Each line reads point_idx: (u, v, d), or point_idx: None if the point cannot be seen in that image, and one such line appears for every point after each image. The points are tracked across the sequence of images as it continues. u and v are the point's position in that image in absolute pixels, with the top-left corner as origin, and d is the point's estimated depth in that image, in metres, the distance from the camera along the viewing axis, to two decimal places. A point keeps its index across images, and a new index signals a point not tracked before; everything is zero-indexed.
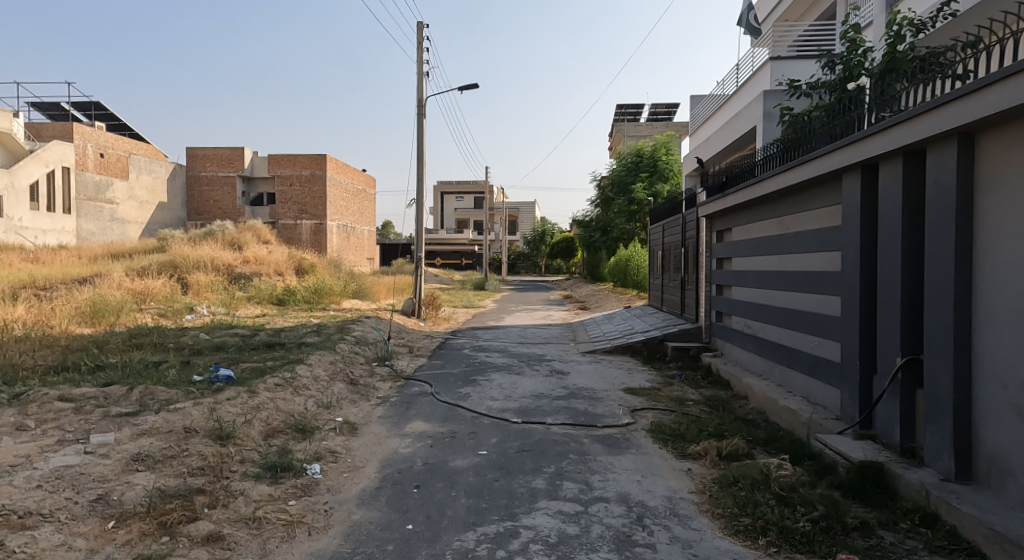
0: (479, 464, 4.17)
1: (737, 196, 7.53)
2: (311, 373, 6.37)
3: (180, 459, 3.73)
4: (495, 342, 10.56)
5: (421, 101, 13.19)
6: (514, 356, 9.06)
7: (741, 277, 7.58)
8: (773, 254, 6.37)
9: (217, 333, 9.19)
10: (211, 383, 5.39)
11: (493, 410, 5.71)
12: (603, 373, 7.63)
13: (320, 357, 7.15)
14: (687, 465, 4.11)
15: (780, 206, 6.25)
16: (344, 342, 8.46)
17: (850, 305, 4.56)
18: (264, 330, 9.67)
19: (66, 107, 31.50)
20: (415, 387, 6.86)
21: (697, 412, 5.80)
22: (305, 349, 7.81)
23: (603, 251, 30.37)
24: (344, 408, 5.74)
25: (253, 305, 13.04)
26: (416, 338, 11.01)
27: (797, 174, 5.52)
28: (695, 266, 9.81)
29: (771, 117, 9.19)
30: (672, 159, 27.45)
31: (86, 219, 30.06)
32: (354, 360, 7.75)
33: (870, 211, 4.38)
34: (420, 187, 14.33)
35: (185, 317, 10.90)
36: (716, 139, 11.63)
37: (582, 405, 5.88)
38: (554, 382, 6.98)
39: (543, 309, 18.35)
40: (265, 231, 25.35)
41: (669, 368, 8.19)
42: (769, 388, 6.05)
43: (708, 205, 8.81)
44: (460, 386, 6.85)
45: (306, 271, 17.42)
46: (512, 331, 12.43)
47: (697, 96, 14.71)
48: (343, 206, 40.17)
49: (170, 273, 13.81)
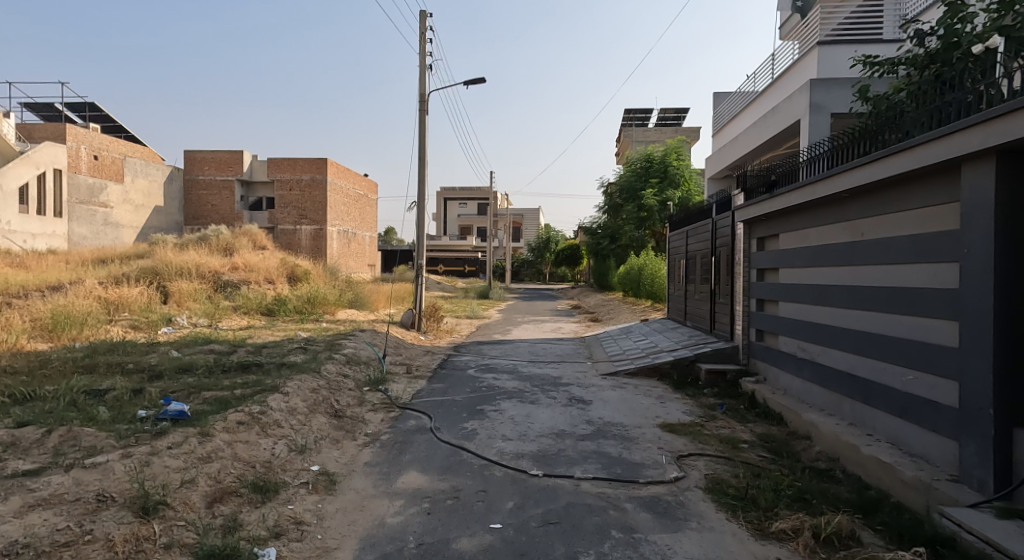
0: (492, 549, 3.08)
1: (787, 198, 6.52)
2: (286, 405, 5.28)
3: (77, 550, 2.66)
4: (503, 360, 9.49)
5: (423, 95, 12.16)
6: (526, 378, 7.96)
7: (790, 291, 6.60)
8: (844, 265, 5.37)
9: (190, 350, 8.11)
10: (156, 421, 4.32)
11: (505, 457, 4.62)
12: (631, 403, 6.54)
13: (300, 383, 6.05)
14: (773, 553, 3.03)
15: (854, 208, 5.24)
16: (331, 363, 7.39)
17: (976, 334, 3.52)
18: (244, 347, 8.59)
19: (59, 107, 30.54)
20: (411, 420, 5.76)
21: (756, 459, 4.70)
22: (285, 371, 6.73)
23: (612, 260, 29.25)
24: (322, 451, 4.67)
25: (239, 316, 11.99)
26: (415, 355, 9.90)
27: (886, 168, 4.53)
28: (729, 276, 8.74)
29: (818, 110, 8.10)
30: (684, 165, 26.16)
31: (78, 223, 29.10)
32: (341, 385, 6.65)
33: (1007, 208, 3.37)
34: (421, 190, 13.25)
35: (161, 329, 9.87)
36: (748, 137, 10.61)
37: (614, 449, 4.79)
38: (576, 415, 5.89)
39: (551, 321, 17.27)
40: (260, 236, 24.40)
41: (705, 396, 7.09)
42: (842, 428, 5.00)
43: (748, 209, 7.77)
44: (465, 420, 5.76)
45: (300, 278, 16.36)
46: (520, 346, 11.36)
47: (721, 93, 13.71)
48: (344, 211, 39.26)
49: (151, 279, 12.78)
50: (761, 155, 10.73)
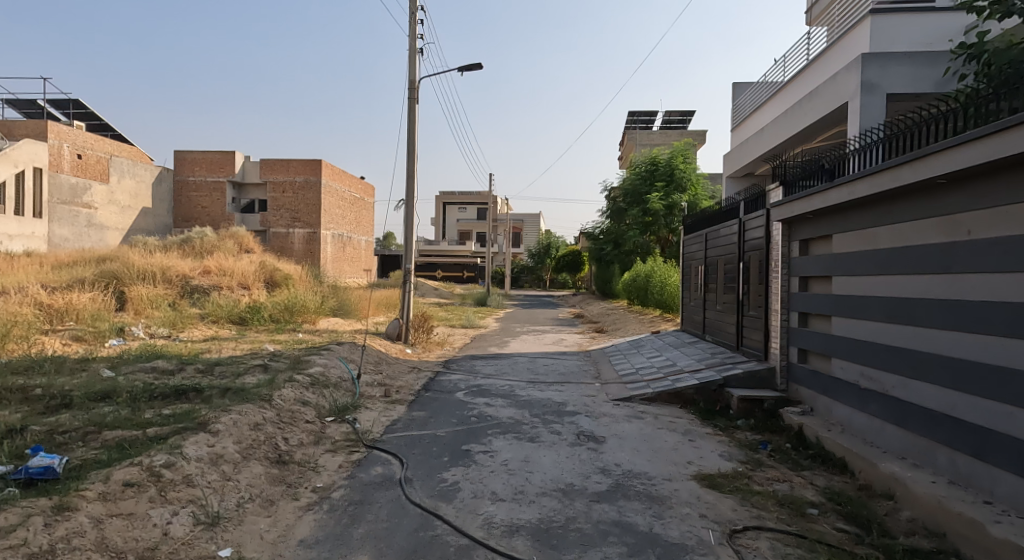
0: None
1: (843, 191, 5.34)
2: (209, 450, 4.01)
3: None
4: (498, 381, 8.22)
5: (412, 81, 10.97)
6: (525, 405, 6.70)
7: (849, 305, 5.40)
8: (938, 273, 4.15)
9: (127, 369, 6.84)
10: (4, 486, 3.08)
11: (493, 533, 3.35)
12: (654, 442, 5.28)
13: (239, 417, 4.78)
14: None
15: (950, 200, 4.05)
16: (290, 387, 6.14)
17: None
18: (194, 364, 7.31)
19: (42, 104, 29.30)
20: (376, 468, 4.50)
21: (837, 536, 3.44)
22: (228, 399, 5.47)
23: (615, 266, 28.11)
24: (245, 522, 3.41)
25: (206, 326, 10.76)
26: (398, 374, 8.63)
27: (1018, 142, 3.24)
28: (761, 285, 7.50)
29: (873, 90, 7.01)
30: (690, 169, 24.96)
31: (60, 225, 27.80)
32: (295, 417, 5.37)
33: None
34: (409, 188, 11.97)
35: (109, 341, 8.61)
36: (778, 127, 9.48)
37: (641, 519, 3.54)
38: (587, 461, 4.64)
39: (553, 332, 15.96)
40: (247, 238, 23.34)
41: (741, 432, 5.82)
42: (942, 489, 3.74)
43: (787, 207, 6.59)
44: (446, 468, 4.50)
45: (279, 283, 15.13)
46: (519, 362, 10.10)
47: (740, 85, 12.60)
48: (339, 215, 38.10)
49: (108, 283, 11.53)
50: (797, 146, 9.54)
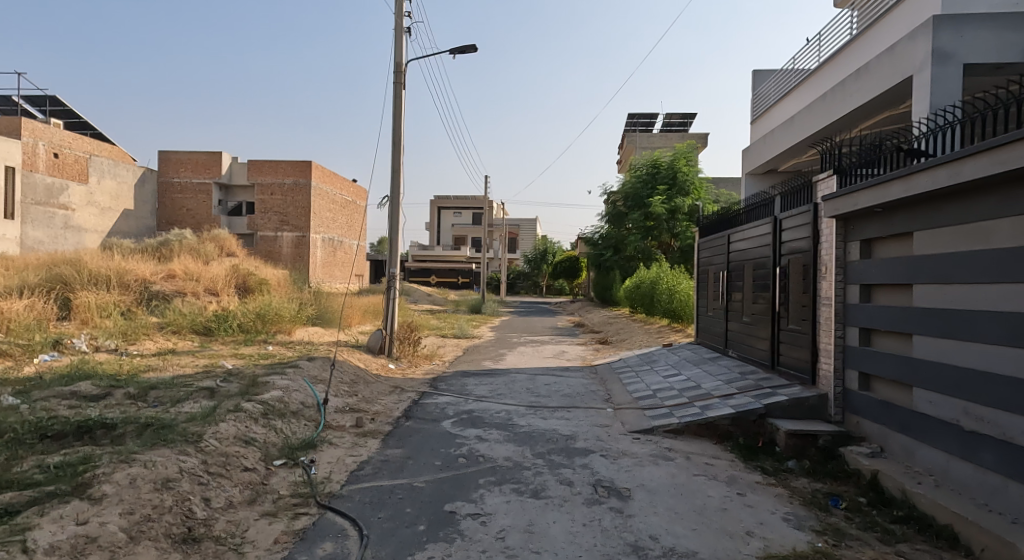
0: None
1: (931, 177, 4.19)
2: (75, 532, 2.76)
3: None
4: (493, 405, 6.99)
5: (399, 64, 9.80)
6: (525, 440, 5.49)
7: (942, 320, 4.23)
8: None
9: (39, 395, 5.56)
10: None
11: None
12: (693, 497, 4.07)
13: (142, 471, 3.53)
14: None
15: None
16: (231, 419, 4.89)
17: None
18: (126, 386, 6.04)
19: (17, 100, 27.97)
20: (325, 544, 3.27)
21: None
22: (142, 440, 4.20)
23: (614, 271, 26.97)
24: None
25: (164, 337, 9.51)
26: (376, 396, 7.38)
27: None
28: (804, 294, 6.34)
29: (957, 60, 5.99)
30: (693, 171, 23.91)
31: (34, 226, 26.41)
32: (229, 465, 4.13)
33: None
34: (395, 183, 10.77)
35: (38, 356, 7.34)
36: (824, 110, 8.49)
37: None
38: (612, 534, 3.43)
39: (553, 342, 14.74)
40: (227, 241, 22.11)
41: (799, 481, 4.61)
42: None
43: (843, 201, 5.45)
44: (420, 545, 3.28)
45: (253, 288, 13.90)
46: (517, 380, 8.88)
47: (760, 72, 11.64)
48: (330, 218, 36.87)
49: (54, 289, 10.25)
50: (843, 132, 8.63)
